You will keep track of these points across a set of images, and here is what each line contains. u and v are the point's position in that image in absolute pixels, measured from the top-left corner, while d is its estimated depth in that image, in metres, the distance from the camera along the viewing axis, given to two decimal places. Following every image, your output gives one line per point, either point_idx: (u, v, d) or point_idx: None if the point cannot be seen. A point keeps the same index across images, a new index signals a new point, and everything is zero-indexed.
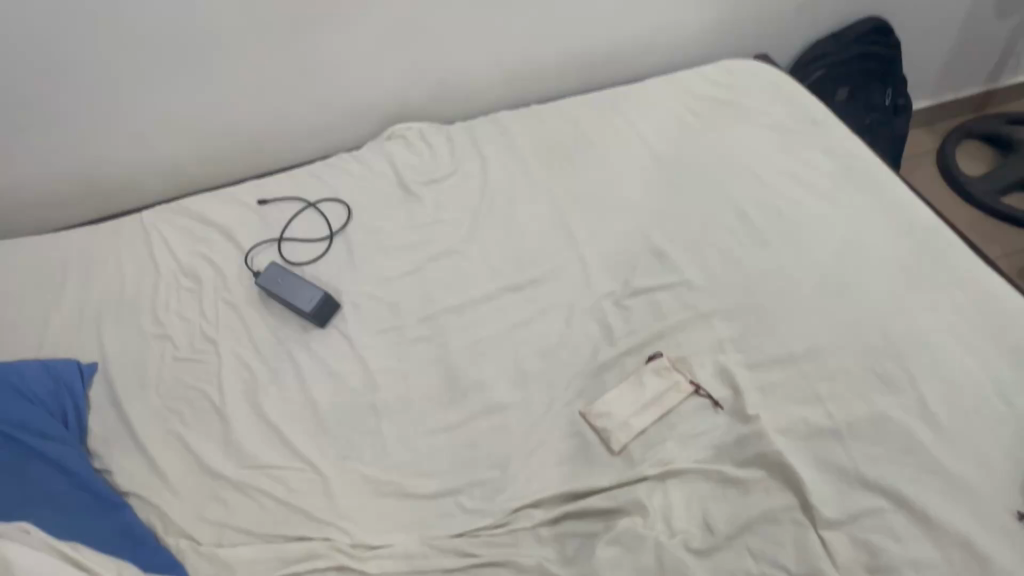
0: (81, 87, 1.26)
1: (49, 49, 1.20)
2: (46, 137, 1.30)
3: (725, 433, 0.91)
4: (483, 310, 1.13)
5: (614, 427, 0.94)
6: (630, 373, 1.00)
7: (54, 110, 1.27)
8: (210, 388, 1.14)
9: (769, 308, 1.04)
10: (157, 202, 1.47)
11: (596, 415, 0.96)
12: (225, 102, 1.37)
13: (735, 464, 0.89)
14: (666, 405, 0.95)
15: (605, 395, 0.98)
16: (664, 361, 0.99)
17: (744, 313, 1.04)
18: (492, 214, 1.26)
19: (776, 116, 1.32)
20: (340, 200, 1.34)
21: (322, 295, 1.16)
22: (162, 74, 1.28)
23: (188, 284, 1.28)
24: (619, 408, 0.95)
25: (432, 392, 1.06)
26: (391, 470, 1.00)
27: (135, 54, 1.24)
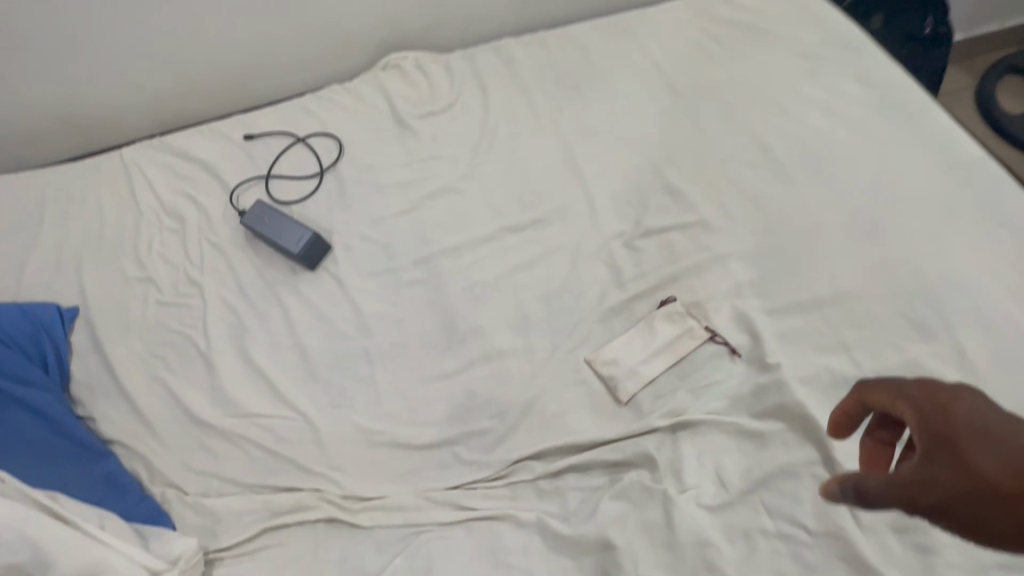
0: (48, 8, 1.14)
1: None
2: (13, 65, 1.19)
3: (742, 383, 0.85)
4: (483, 252, 1.05)
5: (622, 375, 0.88)
6: (640, 319, 0.93)
7: (20, 34, 1.16)
8: (196, 333, 1.08)
9: (792, 250, 0.95)
10: (139, 138, 1.38)
11: (603, 363, 0.89)
12: (208, 29, 1.26)
13: (752, 415, 0.82)
14: (679, 352, 0.88)
15: (612, 342, 0.91)
16: (677, 306, 0.91)
17: (765, 254, 0.95)
18: (494, 149, 1.17)
19: (805, 41, 1.20)
20: (331, 134, 1.24)
21: (311, 235, 1.08)
22: None
23: (172, 225, 1.21)
24: (627, 356, 0.89)
25: (428, 338, 1.00)
26: (384, 419, 0.95)
27: None
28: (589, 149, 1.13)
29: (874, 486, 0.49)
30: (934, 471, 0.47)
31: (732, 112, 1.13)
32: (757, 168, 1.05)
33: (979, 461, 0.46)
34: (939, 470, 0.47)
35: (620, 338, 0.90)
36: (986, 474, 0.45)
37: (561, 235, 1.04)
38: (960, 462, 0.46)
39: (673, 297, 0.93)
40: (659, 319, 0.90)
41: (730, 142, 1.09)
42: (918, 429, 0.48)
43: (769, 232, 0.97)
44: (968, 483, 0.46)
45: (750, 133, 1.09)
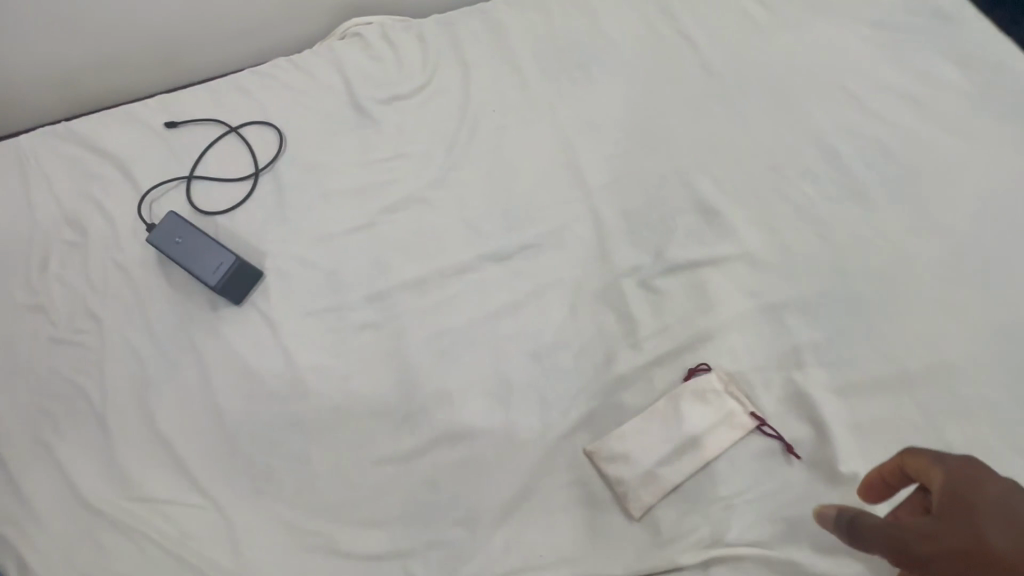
0: None
1: None
2: None
3: (800, 498, 0.62)
4: (455, 288, 0.81)
5: (636, 478, 0.64)
6: (660, 394, 0.70)
7: None
8: (92, 383, 0.85)
9: (870, 299, 0.70)
10: (32, 124, 1.10)
11: (610, 458, 0.66)
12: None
13: (815, 548, 0.59)
14: (713, 448, 0.65)
15: (622, 430, 0.67)
16: (711, 380, 0.68)
17: (833, 306, 0.70)
18: (475, 146, 0.91)
19: (881, 5, 0.92)
20: (270, 123, 0.98)
21: (232, 262, 0.84)
22: None
23: (71, 236, 0.96)
24: (642, 451, 0.66)
25: (380, 404, 0.76)
26: (319, 514, 0.73)
27: None
28: (595, 148, 0.87)
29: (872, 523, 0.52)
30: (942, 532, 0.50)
31: (784, 101, 0.86)
32: (819, 178, 0.79)
33: (981, 526, 0.49)
34: (943, 524, 0.51)
35: (634, 424, 0.67)
36: (993, 547, 0.48)
37: (558, 268, 0.79)
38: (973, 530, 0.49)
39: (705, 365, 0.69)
40: (687, 399, 0.67)
41: (782, 141, 0.83)
42: (943, 493, 0.52)
43: (837, 273, 0.72)
44: (974, 546, 0.49)
45: (809, 130, 0.83)
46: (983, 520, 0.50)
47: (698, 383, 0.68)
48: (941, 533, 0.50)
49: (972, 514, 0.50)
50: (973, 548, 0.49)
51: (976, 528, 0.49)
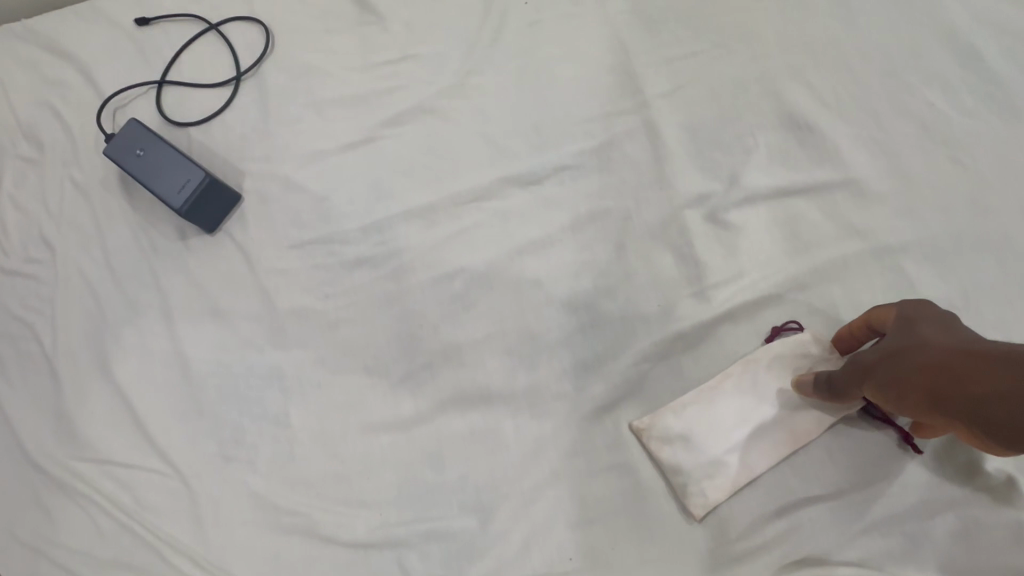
0: None
1: None
2: None
3: (907, 500, 0.50)
4: (471, 219, 0.65)
5: (703, 465, 0.52)
6: (736, 357, 0.56)
7: None
8: (41, 321, 0.72)
9: (1004, 250, 0.56)
10: None
11: (667, 437, 0.53)
12: None
13: (920, 566, 0.48)
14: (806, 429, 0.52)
15: (685, 408, 0.53)
16: (807, 346, 0.54)
17: (957, 256, 0.56)
18: (501, 47, 0.73)
19: None
20: (256, 19, 0.82)
21: (202, 179, 0.68)
22: None
23: (25, 150, 0.82)
24: (711, 425, 0.53)
25: (375, 359, 0.62)
26: (298, 488, 0.59)
27: None
28: (653, 50, 0.69)
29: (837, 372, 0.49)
30: (883, 340, 0.46)
31: None
32: (946, 94, 0.62)
33: (918, 328, 0.44)
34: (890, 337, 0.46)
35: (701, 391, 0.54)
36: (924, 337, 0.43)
37: (601, 197, 0.63)
38: (904, 329, 0.45)
39: (797, 325, 0.55)
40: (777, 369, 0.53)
41: (898, 45, 0.65)
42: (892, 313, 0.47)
43: (965, 216, 0.57)
44: (901, 340, 0.44)
45: (934, 31, 0.65)
46: (924, 324, 0.44)
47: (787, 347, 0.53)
48: (881, 344, 0.46)
49: (912, 320, 0.45)
50: (900, 346, 0.44)
51: (911, 330, 0.44)
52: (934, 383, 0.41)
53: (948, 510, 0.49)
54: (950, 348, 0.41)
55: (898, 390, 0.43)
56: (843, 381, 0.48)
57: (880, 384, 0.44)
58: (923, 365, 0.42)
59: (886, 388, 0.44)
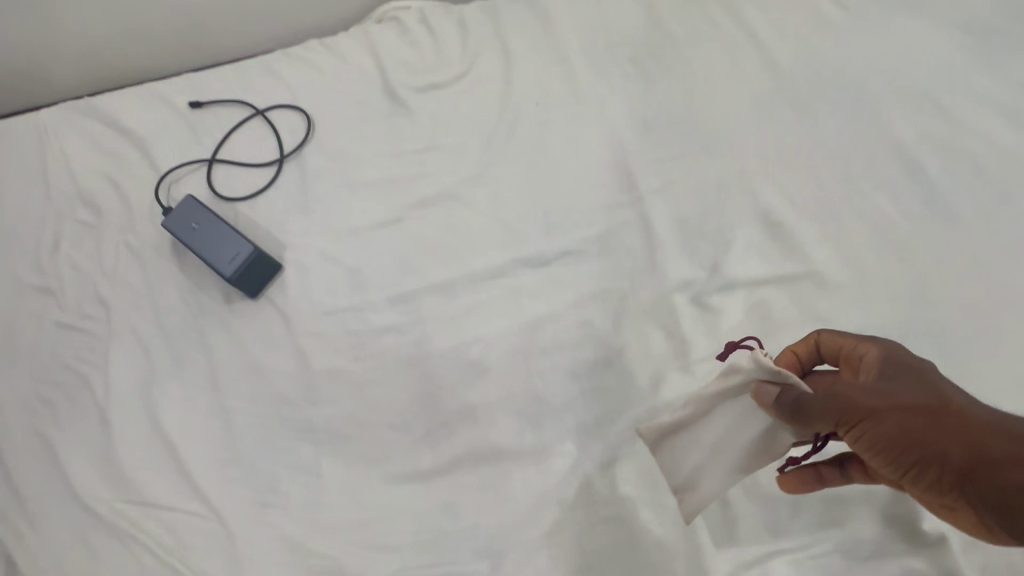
0: None
1: None
2: None
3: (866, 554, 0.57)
4: (487, 293, 0.74)
5: (686, 474, 0.59)
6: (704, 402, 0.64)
7: None
8: (97, 374, 0.80)
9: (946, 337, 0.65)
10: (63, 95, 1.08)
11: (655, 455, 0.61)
12: None
13: None
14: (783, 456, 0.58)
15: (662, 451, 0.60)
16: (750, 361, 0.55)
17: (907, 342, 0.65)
18: (514, 141, 0.84)
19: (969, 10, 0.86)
20: (299, 108, 0.93)
21: (251, 253, 0.78)
22: None
23: (86, 217, 0.92)
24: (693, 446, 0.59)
25: (399, 416, 0.70)
26: (326, 534, 0.66)
27: None
28: (647, 150, 0.80)
29: (822, 401, 0.52)
30: (891, 387, 0.52)
31: (860, 109, 0.79)
32: (896, 199, 0.73)
33: (933, 387, 0.51)
34: (901, 386, 0.52)
35: (685, 413, 0.59)
36: (948, 401, 0.50)
37: (599, 279, 0.73)
38: (923, 385, 0.51)
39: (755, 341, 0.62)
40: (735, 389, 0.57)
41: (855, 155, 0.76)
42: (884, 359, 0.54)
43: (913, 306, 0.67)
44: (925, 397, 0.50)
45: (886, 145, 0.76)
46: (932, 383, 0.52)
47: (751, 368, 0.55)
48: (895, 392, 0.51)
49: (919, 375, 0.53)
50: (925, 404, 0.50)
51: (931, 390, 0.51)
52: (973, 454, 0.47)
53: (900, 566, 0.57)
54: (985, 425, 0.48)
55: (903, 448, 0.49)
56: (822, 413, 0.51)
57: (884, 434, 0.49)
58: (962, 434, 0.48)
59: (888, 438, 0.49)
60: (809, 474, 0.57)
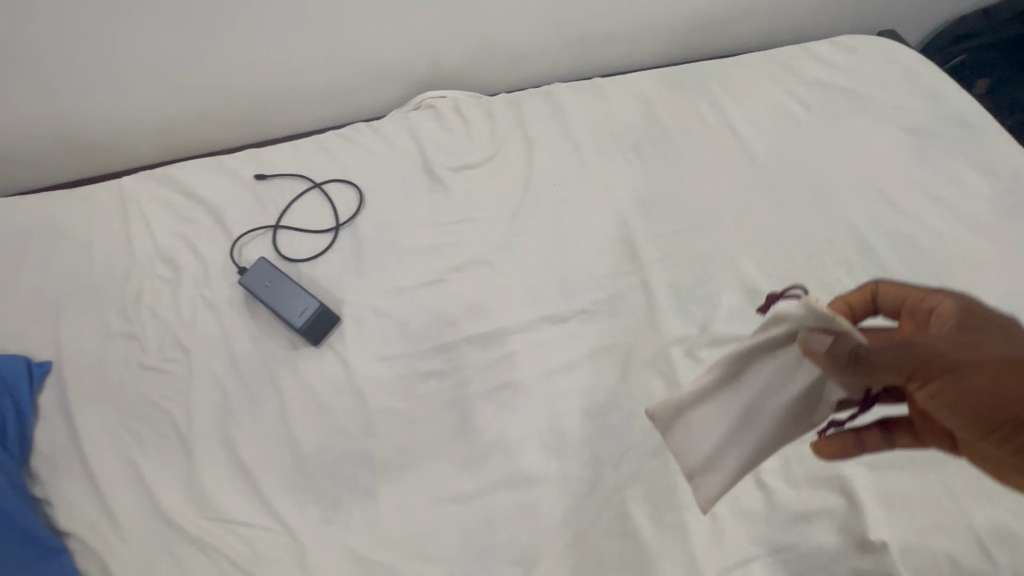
0: (61, 52, 1.03)
1: (23, 18, 0.97)
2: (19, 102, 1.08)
3: (836, 560, 0.67)
4: (515, 345, 0.89)
5: (706, 456, 0.64)
6: None
7: (26, 76, 1.04)
8: (178, 410, 0.94)
9: None
10: (141, 167, 1.27)
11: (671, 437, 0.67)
12: (233, 69, 1.14)
13: None
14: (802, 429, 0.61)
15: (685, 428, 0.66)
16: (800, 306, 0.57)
17: None
18: (535, 215, 1.01)
19: (908, 117, 1.06)
20: (351, 182, 1.09)
21: (317, 308, 0.93)
22: (161, 40, 1.05)
23: (165, 273, 1.07)
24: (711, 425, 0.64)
25: (443, 447, 0.84)
26: (383, 546, 0.79)
27: (126, 25, 1.02)
28: (647, 226, 0.97)
29: (892, 351, 0.53)
30: (973, 341, 0.52)
31: (819, 198, 0.97)
32: (851, 271, 0.89)
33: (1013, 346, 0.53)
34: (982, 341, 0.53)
35: (709, 380, 0.64)
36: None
37: (609, 333, 0.88)
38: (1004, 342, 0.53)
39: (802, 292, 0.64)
40: (779, 339, 0.59)
41: (817, 235, 0.93)
42: (957, 315, 0.56)
43: None
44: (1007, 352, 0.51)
45: (842, 228, 0.94)
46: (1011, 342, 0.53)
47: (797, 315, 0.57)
48: (979, 346, 0.52)
49: (994, 333, 0.54)
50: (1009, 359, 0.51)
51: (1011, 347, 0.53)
52: None
53: None
54: None
55: (984, 402, 0.49)
56: (892, 365, 0.52)
57: (965, 389, 0.50)
58: None
59: (971, 390, 0.50)
60: (849, 438, 0.61)
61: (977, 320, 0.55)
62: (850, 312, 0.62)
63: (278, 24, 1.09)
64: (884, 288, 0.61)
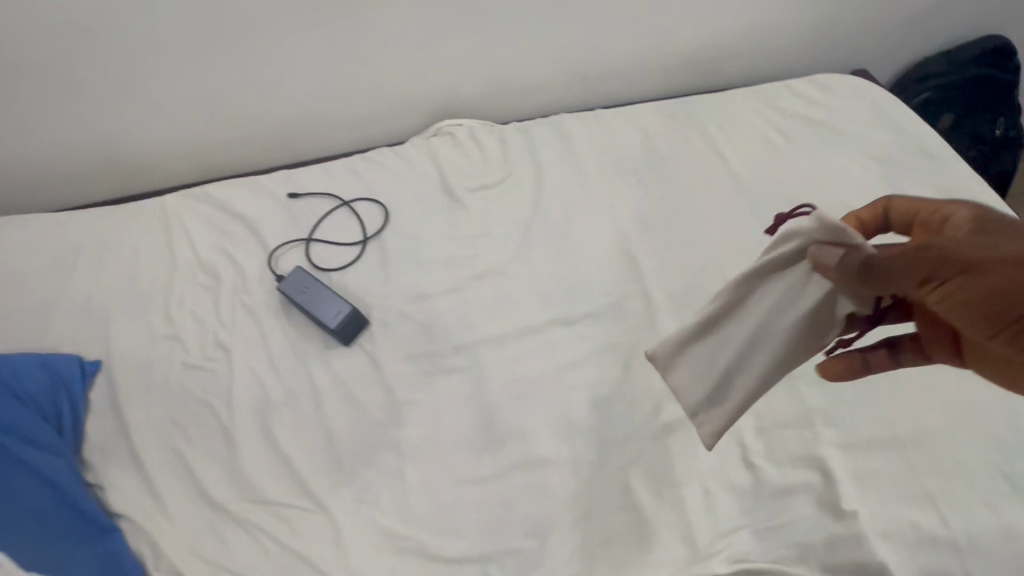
0: (122, 71, 1.18)
1: (93, 40, 1.13)
2: (82, 116, 1.24)
3: (815, 529, 0.77)
4: (528, 344, 0.99)
5: (714, 383, 0.67)
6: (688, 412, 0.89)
7: (89, 91, 1.20)
8: (220, 403, 1.02)
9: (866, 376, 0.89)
10: (180, 182, 1.40)
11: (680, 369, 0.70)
12: (271, 93, 1.29)
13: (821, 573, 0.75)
14: (812, 351, 0.63)
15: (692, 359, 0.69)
16: (809, 221, 0.58)
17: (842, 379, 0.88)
18: (545, 230, 1.12)
19: (877, 146, 1.18)
20: (377, 201, 1.21)
21: (349, 311, 1.03)
22: (208, 63, 1.21)
23: (206, 281, 1.17)
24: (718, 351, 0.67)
25: (464, 435, 0.93)
26: (410, 523, 0.88)
27: (181, 49, 1.18)
28: (646, 241, 1.08)
29: (903, 256, 0.52)
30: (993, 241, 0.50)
31: None
32: None
33: None
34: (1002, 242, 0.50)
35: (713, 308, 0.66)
36: None
37: (613, 335, 0.98)
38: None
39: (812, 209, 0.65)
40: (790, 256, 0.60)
41: None
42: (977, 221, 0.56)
43: None
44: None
45: None
46: None
47: (806, 230, 0.58)
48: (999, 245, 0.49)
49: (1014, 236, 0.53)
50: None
51: None
52: None
53: None
54: None
55: (995, 301, 0.48)
56: (904, 266, 0.51)
57: (982, 285, 0.48)
58: None
59: (990, 290, 0.48)
60: (857, 359, 0.64)
61: (996, 223, 0.55)
62: (862, 230, 0.64)
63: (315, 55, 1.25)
64: (896, 203, 0.62)
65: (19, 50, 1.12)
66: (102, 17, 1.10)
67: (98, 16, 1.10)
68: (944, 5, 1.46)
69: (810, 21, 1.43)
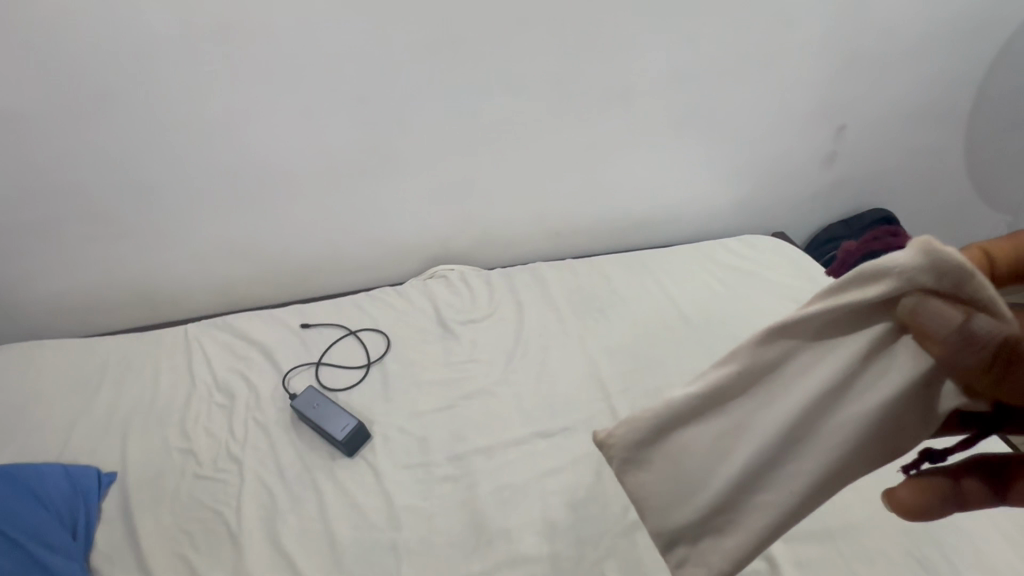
0: (169, 220, 1.41)
1: (151, 196, 1.37)
2: (128, 257, 1.45)
3: None
4: (512, 454, 1.14)
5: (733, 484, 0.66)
6: None
7: (137, 235, 1.42)
8: (228, 511, 1.11)
9: None
10: (201, 313, 1.60)
11: (683, 459, 0.71)
12: (293, 241, 1.53)
13: None
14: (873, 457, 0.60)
15: (706, 461, 0.69)
16: (917, 258, 0.49)
17: None
18: (525, 357, 1.31)
19: (796, 292, 1.45)
20: (379, 330, 1.39)
21: (355, 424, 1.16)
22: (242, 222, 1.46)
23: (220, 400, 1.29)
24: (725, 456, 0.67)
25: (456, 536, 1.04)
26: None
27: (223, 209, 1.43)
28: (611, 366, 1.28)
29: None
30: None
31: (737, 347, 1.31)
32: None
33: None
34: None
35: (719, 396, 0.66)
36: None
37: (586, 446, 1.14)
38: None
39: None
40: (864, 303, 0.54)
41: None
42: None
43: None
44: None
45: None
46: None
47: (906, 267, 0.50)
48: None
49: None
50: None
51: None
52: None
53: None
54: None
55: None
56: None
57: None
58: None
59: None
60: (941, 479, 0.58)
61: None
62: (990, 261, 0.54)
63: (333, 210, 1.50)
64: None
65: (84, 206, 1.35)
66: (163, 181, 1.35)
67: (157, 183, 1.35)
68: (841, 185, 1.83)
69: (736, 195, 1.78)
